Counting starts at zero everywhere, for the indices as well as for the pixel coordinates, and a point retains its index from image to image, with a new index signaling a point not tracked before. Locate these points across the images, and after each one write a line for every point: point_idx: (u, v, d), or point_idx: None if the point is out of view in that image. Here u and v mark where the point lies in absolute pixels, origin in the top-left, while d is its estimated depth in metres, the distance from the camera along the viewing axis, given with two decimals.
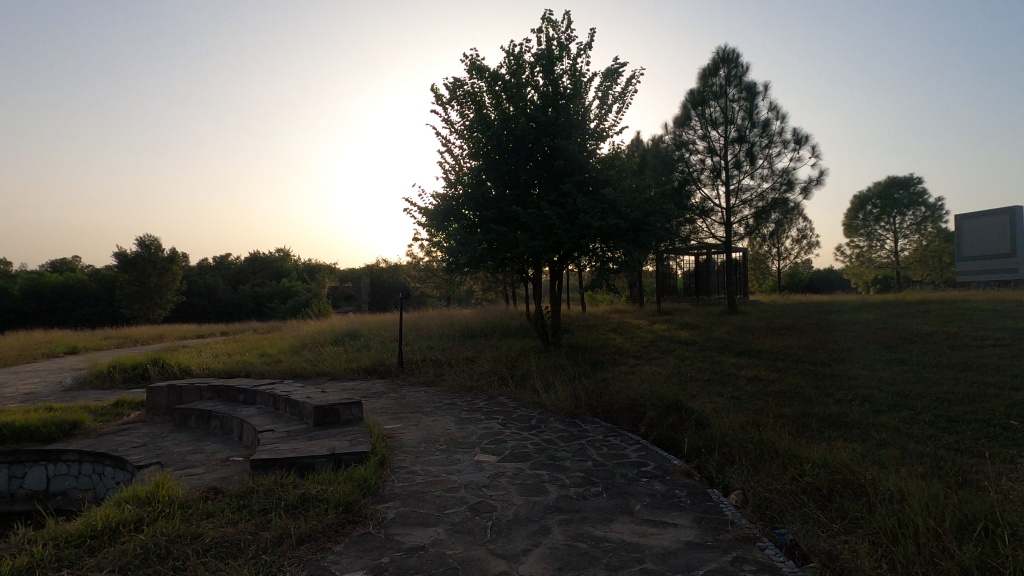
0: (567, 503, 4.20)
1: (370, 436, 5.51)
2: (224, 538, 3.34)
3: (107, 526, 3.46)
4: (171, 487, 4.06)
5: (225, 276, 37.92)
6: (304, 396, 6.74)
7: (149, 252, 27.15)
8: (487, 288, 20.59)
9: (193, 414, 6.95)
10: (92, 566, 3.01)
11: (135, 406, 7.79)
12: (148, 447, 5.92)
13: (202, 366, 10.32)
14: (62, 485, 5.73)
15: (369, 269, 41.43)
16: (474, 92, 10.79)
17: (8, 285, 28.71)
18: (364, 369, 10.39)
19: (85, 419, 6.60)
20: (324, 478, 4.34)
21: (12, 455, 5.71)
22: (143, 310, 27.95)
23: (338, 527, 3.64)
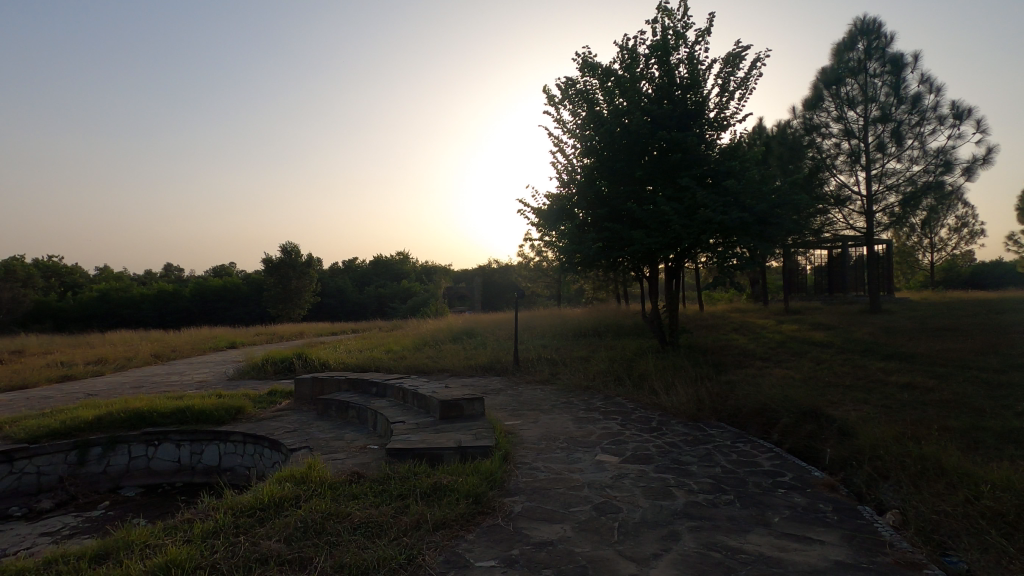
0: (696, 510, 4.03)
1: (492, 431, 5.69)
2: (370, 519, 3.62)
3: (272, 500, 3.90)
4: (321, 469, 4.50)
5: (353, 278, 41.21)
6: (431, 390, 7.12)
7: (291, 258, 30.24)
8: (599, 287, 20.36)
9: (334, 404, 7.61)
10: (263, 534, 3.41)
11: (285, 395, 8.72)
12: (298, 432, 6.61)
13: (338, 360, 11.30)
14: (231, 462, 6.58)
15: (482, 270, 42.81)
16: (586, 90, 10.73)
17: (181, 290, 33.46)
18: (482, 366, 10.74)
19: (247, 405, 7.51)
20: (452, 469, 4.55)
21: (192, 434, 6.62)
22: (287, 310, 31.22)
23: (469, 517, 3.80)
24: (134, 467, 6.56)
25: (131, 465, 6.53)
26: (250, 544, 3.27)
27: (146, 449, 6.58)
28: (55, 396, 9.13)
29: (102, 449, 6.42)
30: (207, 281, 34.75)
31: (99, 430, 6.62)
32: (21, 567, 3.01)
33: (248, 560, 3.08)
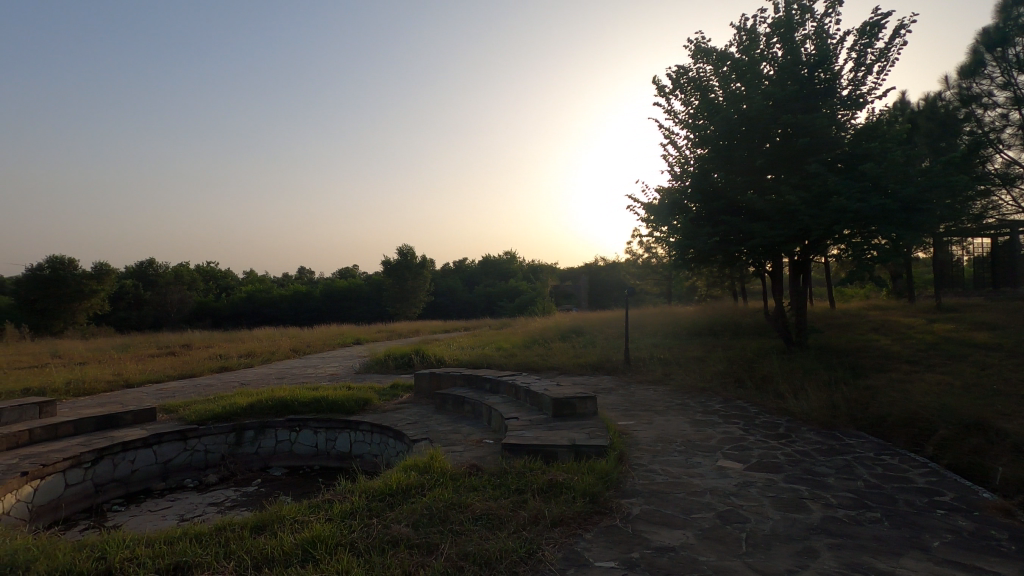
0: (836, 526, 3.69)
1: (606, 431, 5.62)
2: (490, 511, 3.74)
3: (400, 487, 4.15)
4: (442, 461, 4.73)
5: (463, 278, 42.79)
6: (542, 388, 7.19)
7: (407, 259, 32.08)
8: (713, 284, 19.35)
9: (450, 399, 7.94)
10: (393, 517, 3.64)
11: (406, 388, 9.26)
12: (419, 424, 6.99)
13: (452, 357, 11.79)
14: (360, 449, 7.13)
15: (588, 267, 42.42)
16: (699, 77, 10.26)
17: (313, 291, 36.81)
18: (591, 365, 10.65)
19: (373, 397, 8.10)
20: (567, 467, 4.56)
21: (327, 422, 7.26)
22: (404, 309, 33.15)
23: (586, 516, 3.79)
24: (280, 449, 7.30)
25: (277, 447, 7.28)
26: (383, 526, 3.51)
27: (289, 434, 7.31)
28: (215, 384, 10.45)
29: (255, 432, 7.22)
30: (334, 283, 37.87)
31: (252, 415, 7.47)
32: (198, 531, 3.46)
33: (381, 541, 3.31)
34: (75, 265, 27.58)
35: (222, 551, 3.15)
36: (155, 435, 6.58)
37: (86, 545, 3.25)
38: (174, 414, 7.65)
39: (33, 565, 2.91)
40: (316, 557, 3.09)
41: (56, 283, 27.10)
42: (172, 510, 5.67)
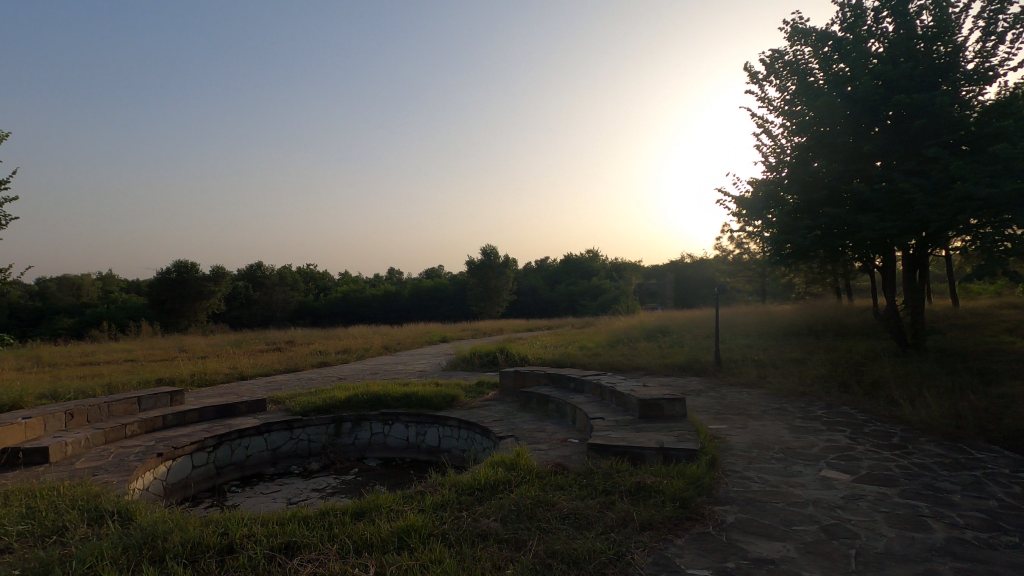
0: (963, 549, 3.32)
1: (696, 434, 5.42)
2: (577, 511, 3.73)
3: (488, 482, 4.24)
4: (528, 458, 4.77)
5: (545, 277, 42.90)
6: (628, 388, 7.06)
7: (490, 259, 32.75)
8: (813, 281, 18.05)
9: (534, 397, 8.00)
10: (482, 512, 3.73)
11: (491, 386, 9.45)
12: (504, 422, 7.11)
13: (535, 356, 11.87)
14: (448, 444, 7.37)
15: (674, 264, 41.05)
16: (797, 60, 9.63)
17: (402, 291, 38.45)
18: (679, 365, 10.30)
19: (459, 394, 8.35)
20: (656, 470, 4.45)
21: (416, 416, 7.57)
22: (487, 308, 33.78)
23: (676, 521, 3.68)
24: (374, 441, 7.70)
25: (372, 439, 7.69)
26: (472, 520, 3.61)
27: (383, 427, 7.69)
28: (316, 379, 11.21)
29: (352, 424, 7.67)
30: (422, 283, 39.33)
31: (349, 407, 7.93)
32: (305, 514, 3.72)
33: (471, 534, 3.41)
34: (196, 268, 30.64)
35: (326, 534, 3.38)
36: (266, 424, 7.17)
37: (211, 521, 3.60)
38: (281, 405, 8.30)
39: (169, 536, 3.27)
40: (411, 545, 3.24)
41: (181, 285, 30.26)
42: (281, 493, 6.17)
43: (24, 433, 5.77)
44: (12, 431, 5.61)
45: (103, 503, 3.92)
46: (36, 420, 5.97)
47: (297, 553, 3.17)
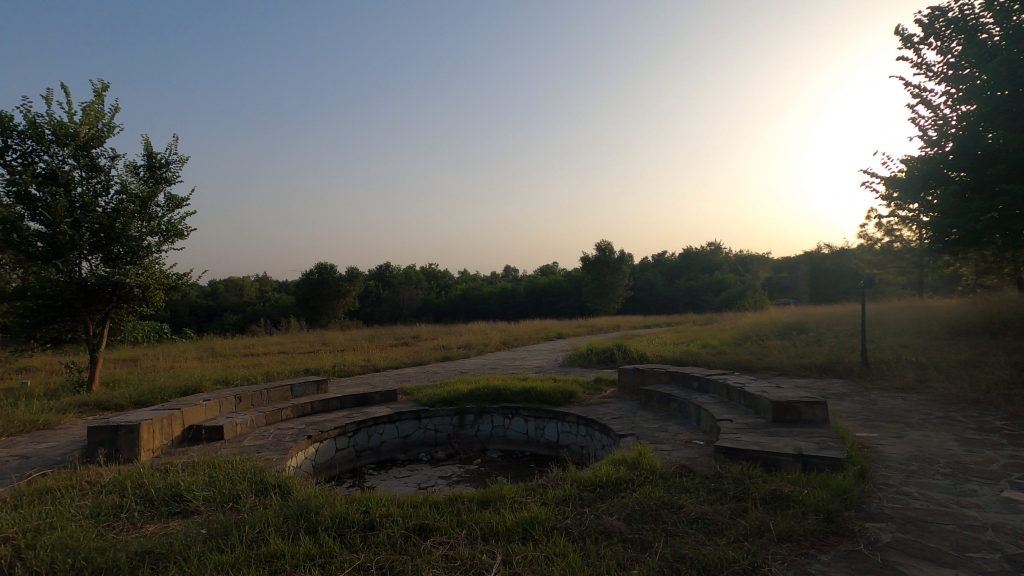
0: None
1: (841, 441, 4.92)
2: (706, 515, 3.55)
3: (610, 480, 4.18)
4: (651, 458, 4.64)
5: (663, 272, 41.41)
6: (759, 389, 6.58)
7: (605, 255, 32.43)
8: (987, 271, 15.51)
9: (655, 396, 7.76)
10: (605, 509, 3.69)
11: (609, 383, 9.32)
12: (624, 420, 6.98)
13: (655, 353, 11.49)
14: (568, 440, 7.40)
15: (809, 255, 37.51)
16: (964, 16, 8.40)
17: (518, 288, 39.25)
18: (818, 366, 9.41)
19: (578, 390, 8.36)
20: (794, 478, 4.11)
21: (536, 411, 7.70)
22: (603, 304, 33.36)
23: (821, 536, 3.36)
24: (496, 434, 7.93)
25: (493, 432, 7.93)
26: (595, 516, 3.58)
27: (504, 420, 7.90)
28: (441, 372, 11.81)
29: (474, 416, 7.97)
30: (537, 280, 39.83)
31: (472, 400, 8.26)
32: (436, 499, 3.93)
33: (595, 530, 3.39)
34: (334, 270, 33.83)
35: (455, 520, 3.55)
36: (397, 413, 7.70)
37: (355, 499, 3.93)
38: (410, 396, 8.86)
39: (321, 510, 3.64)
40: (535, 537, 3.30)
41: (322, 285, 33.58)
42: (411, 478, 6.59)
43: (204, 413, 6.74)
44: (196, 410, 6.59)
45: (267, 477, 4.46)
46: (213, 402, 6.95)
47: (430, 535, 3.37)
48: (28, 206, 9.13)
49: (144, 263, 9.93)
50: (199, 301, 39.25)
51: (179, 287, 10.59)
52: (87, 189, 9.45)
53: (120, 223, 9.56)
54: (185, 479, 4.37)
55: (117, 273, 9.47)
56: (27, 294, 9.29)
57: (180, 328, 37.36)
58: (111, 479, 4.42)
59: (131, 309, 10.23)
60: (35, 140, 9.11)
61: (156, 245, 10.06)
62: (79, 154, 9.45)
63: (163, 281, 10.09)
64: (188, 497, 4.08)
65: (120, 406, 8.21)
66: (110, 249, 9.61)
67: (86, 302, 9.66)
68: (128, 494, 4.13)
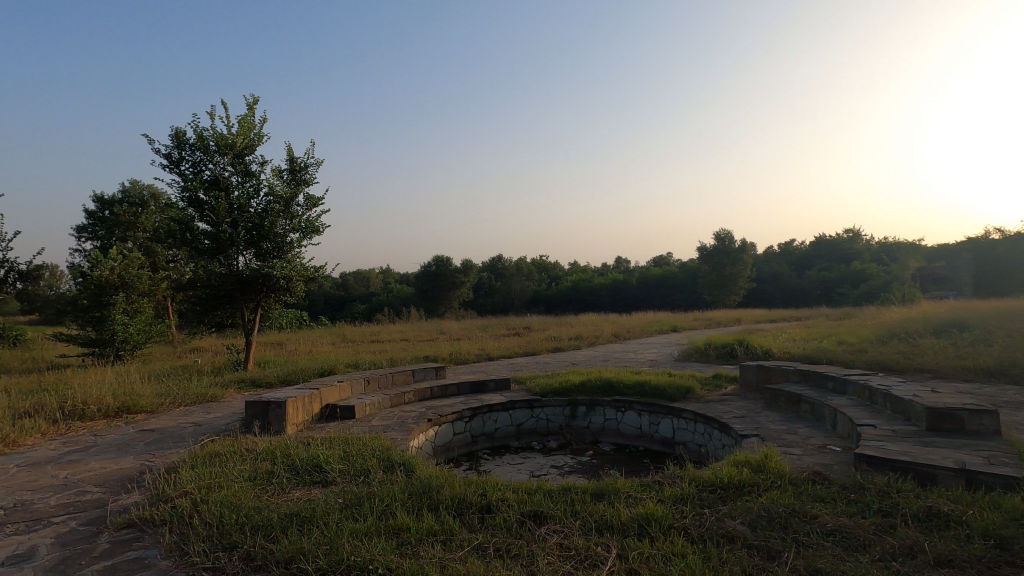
0: None
1: (1017, 457, 4.22)
2: (845, 529, 3.23)
3: (732, 482, 3.95)
4: (779, 462, 4.32)
5: (791, 262, 38.21)
6: (909, 393, 5.85)
7: (724, 244, 30.77)
8: None
9: (783, 395, 7.20)
10: (727, 512, 3.50)
11: (730, 380, 8.81)
12: (747, 419, 6.57)
13: (781, 350, 10.67)
14: (684, 437, 7.13)
15: (973, 242, 32.50)
16: None
17: (630, 279, 38.36)
18: (984, 370, 8.16)
19: (695, 386, 8.00)
20: (955, 496, 3.60)
21: (650, 405, 7.49)
22: (722, 297, 31.52)
23: (991, 564, 2.92)
24: (608, 427, 7.83)
25: (605, 425, 7.84)
26: (716, 519, 3.41)
27: (616, 413, 7.78)
28: (552, 363, 11.92)
29: (586, 408, 7.94)
30: (650, 271, 38.62)
31: (584, 392, 8.24)
32: (550, 488, 3.97)
33: (716, 533, 3.23)
34: (450, 262, 35.46)
35: (569, 509, 3.56)
36: (510, 401, 7.89)
37: (472, 482, 4.09)
38: (523, 385, 9.03)
39: (442, 490, 3.83)
40: (652, 534, 3.21)
41: (439, 276, 35.38)
42: (524, 466, 6.73)
43: (338, 393, 7.40)
44: (331, 391, 7.25)
45: (393, 455, 4.79)
46: (345, 383, 7.59)
47: (544, 522, 3.42)
48: (197, 209, 10.54)
49: (288, 257, 11.07)
50: (332, 291, 43.09)
51: (316, 278, 11.68)
52: (242, 192, 10.73)
53: (269, 222, 10.75)
54: (323, 452, 4.84)
55: (266, 266, 10.66)
56: (197, 285, 10.76)
57: (317, 315, 41.38)
58: (264, 448, 5.01)
59: (278, 298, 11.46)
60: (201, 151, 10.49)
61: (298, 241, 11.17)
62: (236, 162, 10.74)
63: (304, 273, 11.18)
64: (327, 468, 4.52)
65: (270, 384, 9.27)
66: (260, 245, 10.83)
67: (242, 291, 11.00)
68: (278, 462, 4.66)
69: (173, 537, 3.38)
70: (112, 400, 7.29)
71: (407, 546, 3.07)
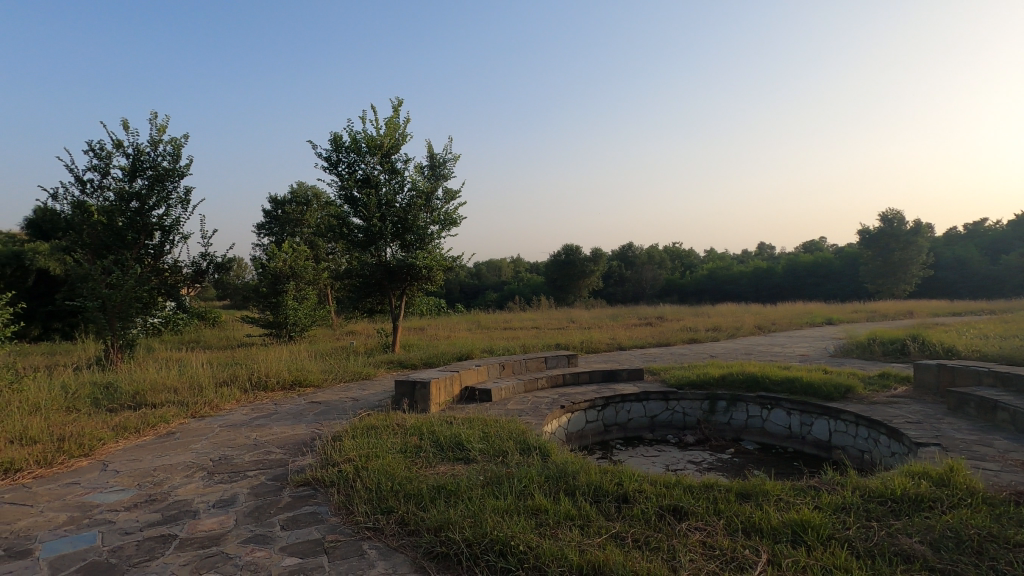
0: None
1: None
2: None
3: (907, 495, 3.48)
4: (969, 477, 3.71)
5: (981, 245, 32.49)
6: None
7: (892, 227, 27.27)
8: None
9: (971, 401, 6.17)
10: (901, 528, 3.09)
11: (901, 380, 7.75)
12: (924, 426, 5.73)
13: (969, 347, 9.14)
14: (843, 441, 6.43)
15: None
16: None
17: (776, 266, 35.28)
18: None
19: (857, 386, 7.16)
20: None
21: (802, 404, 6.86)
22: (890, 286, 27.71)
23: None
24: (752, 425, 7.31)
25: (749, 422, 7.33)
26: (886, 534, 3.04)
27: (761, 411, 7.23)
28: (688, 354, 11.41)
29: (727, 403, 7.48)
30: (800, 257, 35.16)
31: (724, 386, 7.77)
32: (690, 483, 3.82)
33: (887, 550, 2.87)
34: (580, 250, 35.48)
35: (712, 508, 3.39)
36: (644, 392, 7.70)
37: (608, 470, 4.07)
38: (657, 376, 8.77)
39: (578, 476, 3.86)
40: (808, 542, 2.95)
41: (569, 265, 35.57)
42: (659, 458, 6.55)
43: (476, 376, 7.78)
44: (470, 373, 7.64)
45: (529, 439, 4.93)
46: (482, 367, 7.95)
47: (685, 518, 3.30)
48: (351, 205, 11.65)
49: (429, 247, 11.83)
50: (467, 280, 45.20)
51: (454, 267, 12.35)
52: (389, 188, 11.64)
53: (412, 215, 11.57)
54: (464, 431, 5.13)
55: (411, 257, 11.49)
56: (352, 274, 11.91)
57: (454, 302, 43.77)
58: (412, 424, 5.43)
59: (421, 286, 12.30)
60: (355, 152, 11.54)
61: (437, 233, 11.89)
62: (384, 161, 11.68)
63: (443, 263, 11.88)
64: (468, 447, 4.78)
65: (415, 366, 10.03)
66: (405, 237, 11.69)
67: (390, 280, 11.97)
68: (426, 438, 5.02)
69: (340, 497, 3.81)
70: (287, 374, 8.38)
71: (545, 527, 3.14)
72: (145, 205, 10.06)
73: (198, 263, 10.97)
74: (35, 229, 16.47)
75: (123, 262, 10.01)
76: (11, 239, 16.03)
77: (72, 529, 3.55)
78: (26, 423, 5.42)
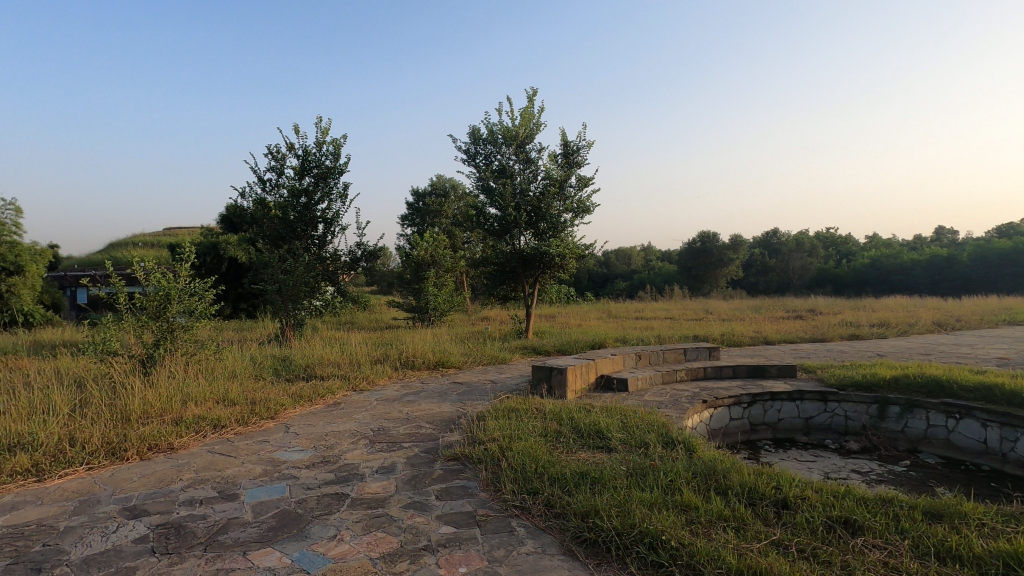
0: None
1: None
2: None
3: None
4: None
5: None
6: None
7: None
8: None
9: None
10: None
11: None
12: None
13: None
14: None
15: None
16: None
17: (961, 254, 30.19)
18: None
19: None
20: None
21: (1003, 416, 5.80)
22: None
23: None
24: (933, 435, 6.36)
25: (929, 432, 6.38)
26: None
27: (946, 421, 6.26)
28: (850, 352, 10.22)
29: (901, 409, 6.58)
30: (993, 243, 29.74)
31: (899, 389, 6.83)
32: (864, 495, 3.41)
33: None
34: (716, 237, 33.60)
35: (894, 526, 3.00)
36: (799, 391, 7.06)
37: (763, 472, 3.78)
38: (813, 374, 7.99)
39: (730, 475, 3.63)
40: None
41: (705, 253, 33.77)
42: (816, 464, 5.97)
43: (612, 365, 7.68)
44: (605, 362, 7.57)
45: (671, 432, 4.75)
46: (618, 356, 7.84)
47: (860, 532, 2.96)
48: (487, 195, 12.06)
49: (562, 235, 11.87)
50: (596, 269, 44.79)
51: (586, 255, 12.27)
52: (524, 178, 11.85)
53: (546, 203, 11.67)
54: (604, 420, 5.09)
55: (544, 245, 11.59)
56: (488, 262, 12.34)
57: (583, 291, 43.62)
58: (551, 409, 5.50)
59: (553, 274, 12.40)
60: (492, 144, 11.92)
61: (570, 221, 11.88)
62: (519, 151, 11.91)
63: (576, 250, 11.83)
64: (608, 436, 4.73)
65: (549, 352, 10.17)
66: (538, 225, 11.82)
67: (524, 268, 12.21)
68: (565, 424, 5.06)
69: (488, 474, 3.99)
70: (432, 355, 8.96)
71: (696, 525, 3.01)
72: (311, 200, 11.31)
73: (354, 252, 12.10)
74: (228, 224, 19.29)
75: (295, 252, 11.41)
76: (211, 232, 18.98)
77: (266, 480, 4.13)
78: (228, 387, 6.41)
